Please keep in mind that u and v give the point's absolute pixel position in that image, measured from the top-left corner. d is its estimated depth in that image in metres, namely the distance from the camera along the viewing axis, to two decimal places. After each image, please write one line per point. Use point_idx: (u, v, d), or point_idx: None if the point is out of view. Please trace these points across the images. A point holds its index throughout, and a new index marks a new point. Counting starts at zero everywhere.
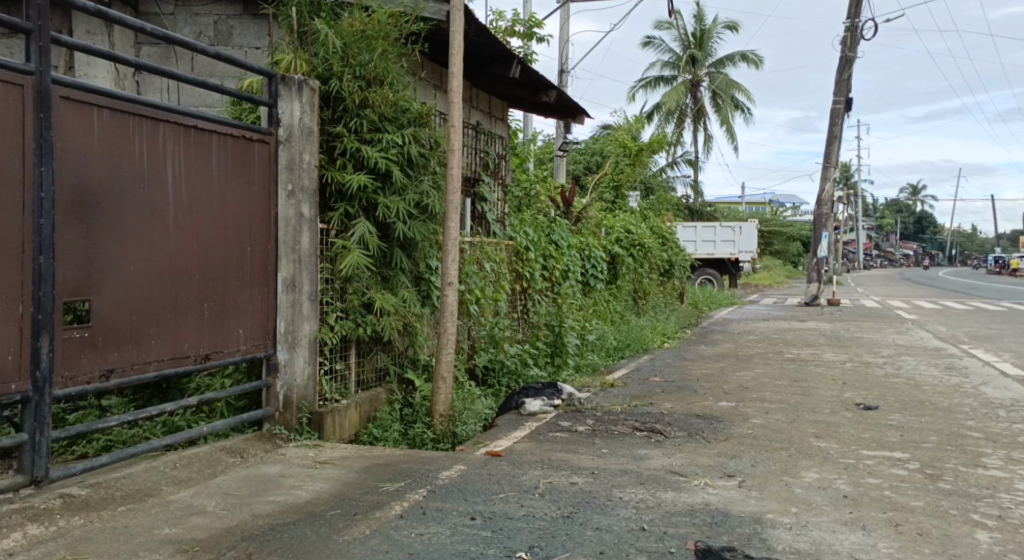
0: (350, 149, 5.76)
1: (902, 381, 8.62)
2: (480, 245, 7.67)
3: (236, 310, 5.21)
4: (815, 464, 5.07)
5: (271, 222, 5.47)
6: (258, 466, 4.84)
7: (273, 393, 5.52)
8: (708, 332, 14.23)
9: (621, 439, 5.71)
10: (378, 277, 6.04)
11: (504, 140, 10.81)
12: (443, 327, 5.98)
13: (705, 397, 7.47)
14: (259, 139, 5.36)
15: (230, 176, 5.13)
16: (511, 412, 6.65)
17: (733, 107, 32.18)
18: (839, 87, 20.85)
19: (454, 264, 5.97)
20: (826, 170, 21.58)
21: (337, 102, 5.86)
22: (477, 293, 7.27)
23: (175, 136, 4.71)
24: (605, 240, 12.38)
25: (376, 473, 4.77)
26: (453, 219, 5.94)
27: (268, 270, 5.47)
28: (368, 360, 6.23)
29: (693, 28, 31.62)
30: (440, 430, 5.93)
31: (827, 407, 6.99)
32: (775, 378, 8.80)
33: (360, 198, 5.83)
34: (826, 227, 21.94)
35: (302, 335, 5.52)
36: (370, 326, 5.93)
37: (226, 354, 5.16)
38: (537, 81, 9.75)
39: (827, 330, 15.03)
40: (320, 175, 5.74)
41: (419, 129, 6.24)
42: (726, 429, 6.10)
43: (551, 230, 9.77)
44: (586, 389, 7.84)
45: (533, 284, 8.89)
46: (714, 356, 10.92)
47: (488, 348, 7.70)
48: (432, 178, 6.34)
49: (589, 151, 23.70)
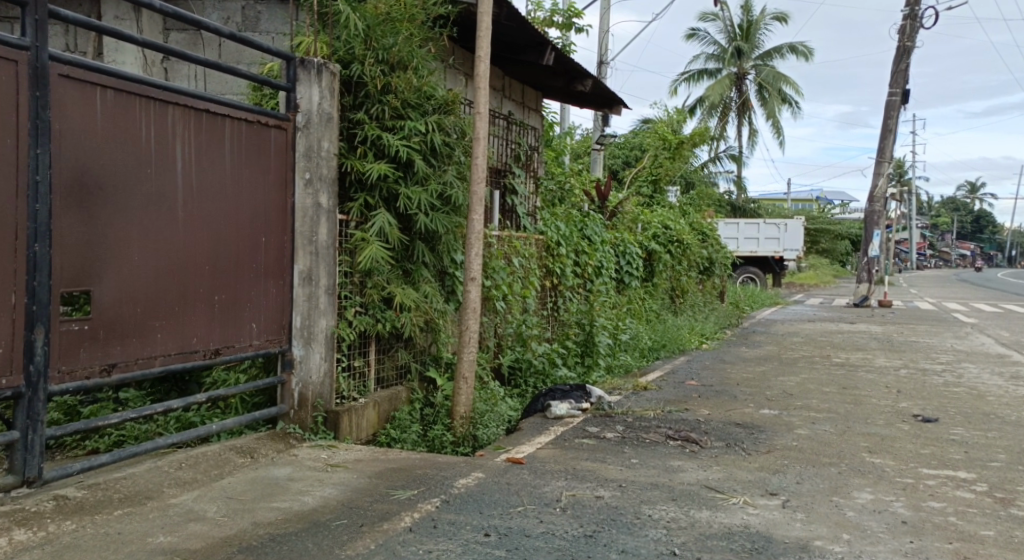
0: (371, 136, 5.51)
1: (961, 391, 8.13)
2: (509, 239, 7.36)
3: (250, 303, 4.97)
4: (869, 483, 4.77)
5: (288, 212, 5.22)
6: (267, 467, 4.59)
7: (288, 390, 5.26)
8: (749, 332, 13.76)
9: (652, 448, 5.38)
10: (400, 271, 5.78)
11: (538, 131, 10.49)
12: (466, 324, 5.69)
13: (746, 403, 7.10)
14: (276, 125, 5.11)
15: (245, 163, 4.89)
16: (536, 415, 6.34)
17: (781, 101, 31.43)
18: (894, 79, 20.14)
19: (477, 258, 5.68)
20: (878, 166, 20.89)
21: (359, 88, 5.60)
22: (505, 289, 6.97)
23: (185, 119, 4.48)
24: (642, 236, 12.00)
25: (389, 478, 4.49)
26: (477, 211, 5.65)
27: (284, 262, 5.22)
28: (389, 357, 5.98)
29: (740, 19, 30.97)
30: (461, 432, 5.67)
31: (881, 419, 6.60)
32: (820, 384, 8.37)
33: (381, 188, 5.60)
34: (876, 226, 21.24)
35: (318, 330, 5.26)
36: (390, 322, 5.67)
37: (238, 349, 4.92)
38: (574, 70, 9.41)
39: (877, 333, 14.46)
40: (340, 164, 5.49)
41: (444, 116, 5.95)
42: (767, 440, 5.75)
43: (584, 224, 9.43)
44: (617, 391, 7.52)
45: (564, 281, 8.57)
46: (755, 358, 10.50)
47: (515, 347, 7.41)
48: (457, 168, 6.08)
49: (629, 144, 23.23)
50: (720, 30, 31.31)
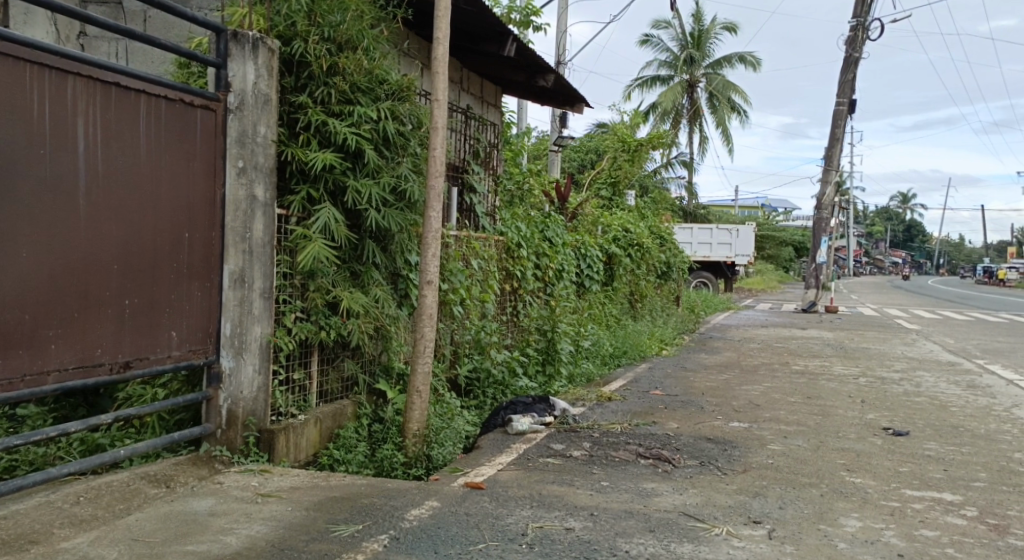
0: (316, 122, 4.93)
1: (925, 401, 7.78)
2: (468, 239, 6.85)
3: (168, 309, 4.36)
4: (855, 507, 4.21)
5: (216, 204, 4.61)
6: (185, 499, 4.03)
7: (215, 407, 4.65)
8: (707, 339, 13.40)
9: (624, 468, 4.87)
10: (347, 273, 5.20)
11: (496, 128, 10.01)
12: (419, 332, 5.13)
13: (715, 416, 6.65)
14: (203, 105, 4.51)
15: (165, 148, 4.29)
16: (495, 431, 5.82)
17: (730, 109, 31.46)
18: (842, 88, 20.09)
19: (435, 260, 5.15)
20: (828, 173, 20.77)
21: (302, 68, 5.02)
22: (463, 293, 6.45)
23: (89, 93, 3.89)
24: (601, 239, 11.58)
25: (329, 511, 3.94)
26: (434, 208, 5.11)
27: (211, 261, 4.61)
28: (334, 368, 5.39)
29: (691, 27, 30.88)
30: (413, 453, 5.11)
31: (853, 433, 6.08)
32: (786, 394, 7.99)
33: (326, 180, 5.02)
34: (825, 232, 21.13)
35: (251, 339, 4.68)
36: (335, 329, 5.10)
37: (154, 361, 4.30)
38: (533, 64, 8.90)
39: (830, 339, 14.25)
40: (280, 152, 4.90)
41: (399, 103, 5.39)
42: (743, 458, 5.19)
43: (545, 225, 8.94)
44: (580, 402, 7.03)
45: (524, 285, 8.09)
46: (717, 366, 10.11)
47: (472, 355, 6.88)
48: (412, 161, 5.51)
49: (585, 148, 22.88)
50: (673, 37, 31.23)
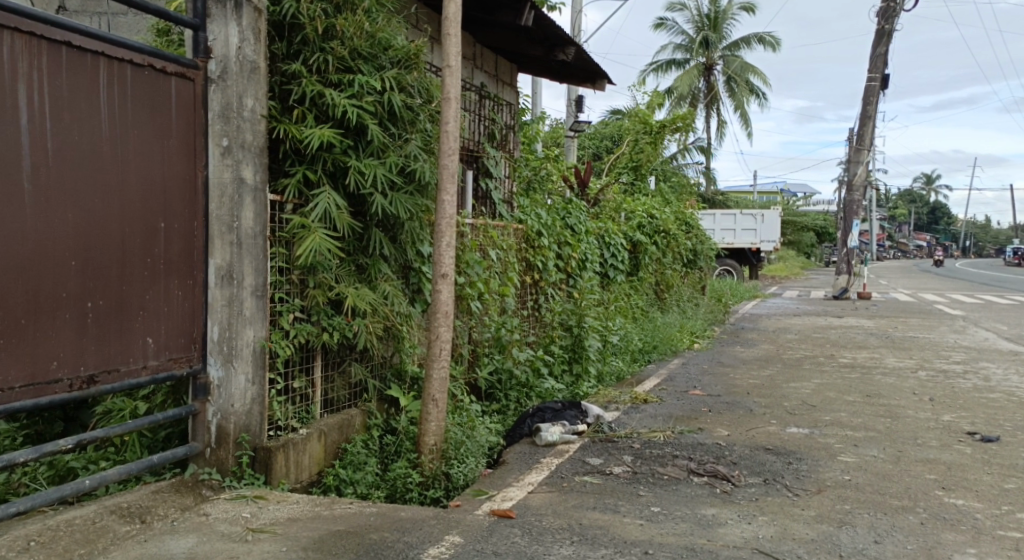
0: (311, 93, 4.29)
1: (1000, 397, 7.08)
2: (484, 228, 6.19)
3: (141, 311, 3.73)
4: (969, 541, 3.58)
5: (197, 190, 3.97)
6: (162, 538, 3.42)
7: (202, 423, 4.03)
8: (739, 330, 12.66)
9: (674, 489, 4.22)
10: (351, 266, 4.56)
11: (513, 108, 9.31)
12: (435, 333, 4.47)
13: (767, 420, 5.98)
14: (179, 72, 3.85)
15: (132, 123, 3.65)
16: (522, 442, 5.17)
17: (749, 92, 30.56)
18: (874, 63, 19.22)
19: (450, 250, 4.48)
20: (858, 153, 19.88)
21: (294, 32, 4.36)
22: (481, 287, 5.81)
23: (32, 54, 3.27)
24: (626, 226, 10.86)
25: (331, 552, 3.30)
26: (448, 190, 4.45)
27: (193, 255, 3.96)
28: (339, 374, 4.74)
29: (708, 8, 29.88)
30: (430, 471, 4.46)
31: (934, 439, 5.46)
32: (840, 392, 7.28)
33: (325, 160, 4.37)
34: (858, 214, 19.95)
35: (242, 344, 4.05)
36: (340, 331, 4.45)
37: (126, 374, 3.67)
38: (553, 35, 8.18)
39: (871, 327, 13.51)
40: (271, 128, 4.25)
41: (406, 72, 4.72)
42: (813, 474, 4.54)
43: (567, 212, 8.26)
44: (614, 405, 6.37)
45: (546, 276, 7.43)
46: (755, 360, 9.38)
47: (493, 354, 6.21)
48: (423, 138, 4.84)
49: (600, 134, 22.02)
50: (689, 19, 30.27)
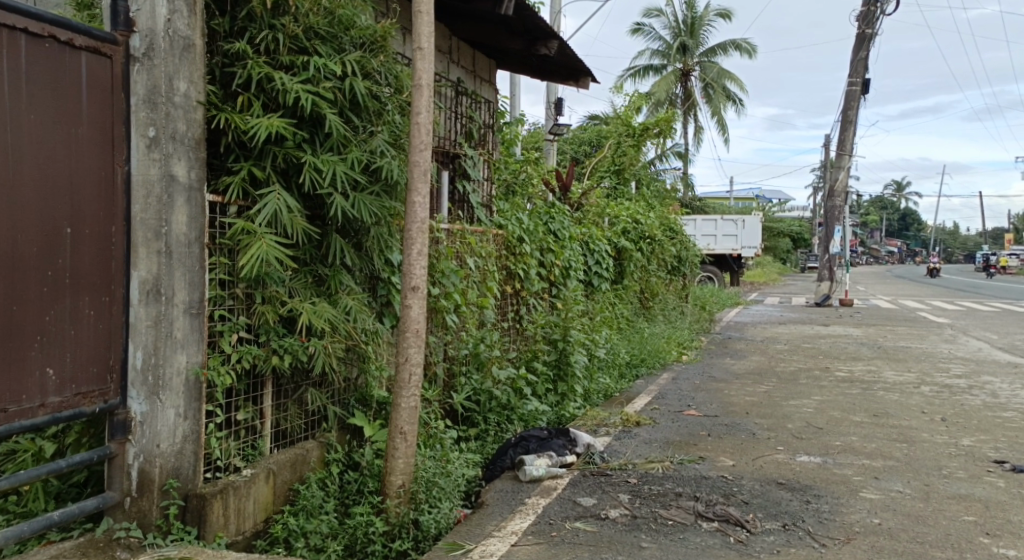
0: (257, 76, 3.65)
1: (1015, 416, 6.55)
2: (461, 234, 5.58)
3: (40, 336, 3.07)
4: None
5: (116, 188, 3.32)
6: None
7: (120, 468, 3.38)
8: (727, 340, 12.10)
9: (681, 538, 3.62)
10: (307, 278, 3.92)
11: (491, 106, 8.70)
12: (403, 357, 3.84)
13: (774, 446, 5.40)
14: (91, 47, 3.21)
15: (28, 106, 3.00)
16: (504, 478, 4.54)
17: (727, 98, 30.21)
18: (854, 69, 18.83)
19: (421, 260, 3.85)
20: (840, 159, 19.43)
21: (238, 6, 3.72)
22: (457, 299, 5.21)
23: None
24: (610, 231, 10.27)
25: None
26: (420, 189, 3.83)
27: (111, 267, 3.31)
28: (294, 402, 4.09)
29: (685, 14, 29.48)
30: (396, 517, 3.83)
31: (962, 469, 4.90)
32: (845, 411, 6.70)
33: (276, 155, 3.73)
34: (840, 221, 19.55)
35: (172, 372, 3.41)
36: (293, 354, 3.81)
37: (20, 414, 3.02)
38: (534, 27, 7.58)
39: (860, 336, 13.02)
40: (210, 117, 3.60)
41: (371, 56, 4.10)
42: (838, 516, 3.96)
43: (550, 217, 7.65)
44: (604, 430, 5.76)
45: (527, 286, 6.82)
46: (749, 374, 8.80)
47: (471, 373, 5.58)
48: (391, 130, 4.22)
49: (580, 138, 21.42)
50: (666, 25, 29.83)
